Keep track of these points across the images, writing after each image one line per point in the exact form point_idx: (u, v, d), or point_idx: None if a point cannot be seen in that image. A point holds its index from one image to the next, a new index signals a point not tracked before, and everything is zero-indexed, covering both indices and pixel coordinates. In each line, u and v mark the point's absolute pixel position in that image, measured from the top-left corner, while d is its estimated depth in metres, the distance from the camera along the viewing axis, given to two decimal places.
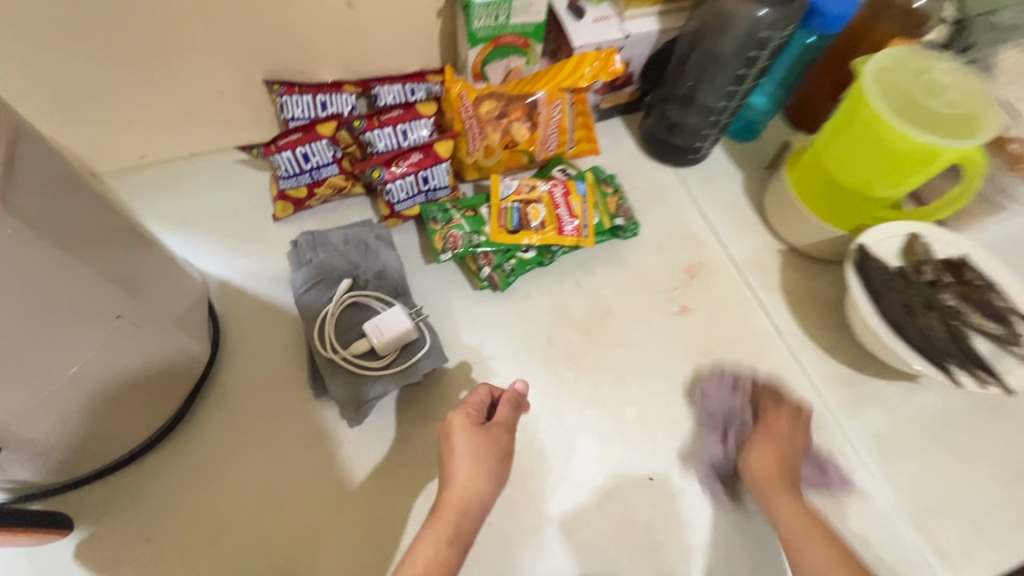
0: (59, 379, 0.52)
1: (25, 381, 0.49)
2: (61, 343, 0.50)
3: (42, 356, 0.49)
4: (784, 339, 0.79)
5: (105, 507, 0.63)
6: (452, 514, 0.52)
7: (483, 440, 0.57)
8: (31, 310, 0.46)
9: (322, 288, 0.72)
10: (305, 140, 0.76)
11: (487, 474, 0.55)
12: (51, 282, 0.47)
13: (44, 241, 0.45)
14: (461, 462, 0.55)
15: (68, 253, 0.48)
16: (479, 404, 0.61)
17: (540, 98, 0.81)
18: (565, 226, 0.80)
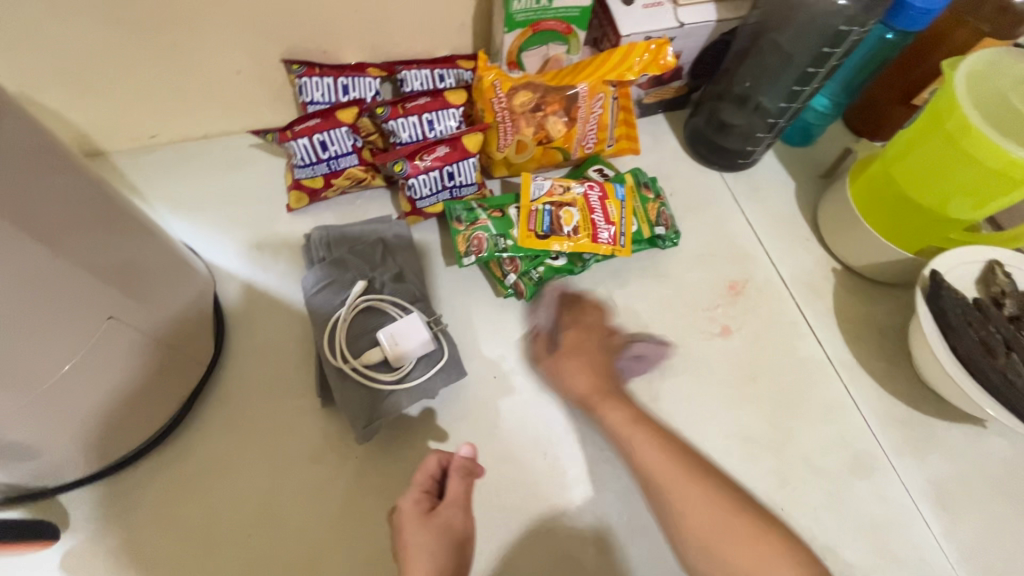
0: (45, 383, 0.47)
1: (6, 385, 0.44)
2: (46, 344, 0.45)
3: (24, 357, 0.44)
4: (835, 369, 0.72)
5: (95, 514, 0.59)
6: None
7: (436, 530, 0.52)
8: (11, 308, 0.41)
9: (334, 290, 0.66)
10: (324, 127, 0.70)
11: (444, 572, 0.50)
12: (38, 277, 0.42)
13: (27, 233, 0.40)
14: (414, 563, 0.50)
15: (57, 244, 0.43)
16: (428, 484, 0.55)
17: (581, 91, 0.74)
18: (600, 232, 0.73)
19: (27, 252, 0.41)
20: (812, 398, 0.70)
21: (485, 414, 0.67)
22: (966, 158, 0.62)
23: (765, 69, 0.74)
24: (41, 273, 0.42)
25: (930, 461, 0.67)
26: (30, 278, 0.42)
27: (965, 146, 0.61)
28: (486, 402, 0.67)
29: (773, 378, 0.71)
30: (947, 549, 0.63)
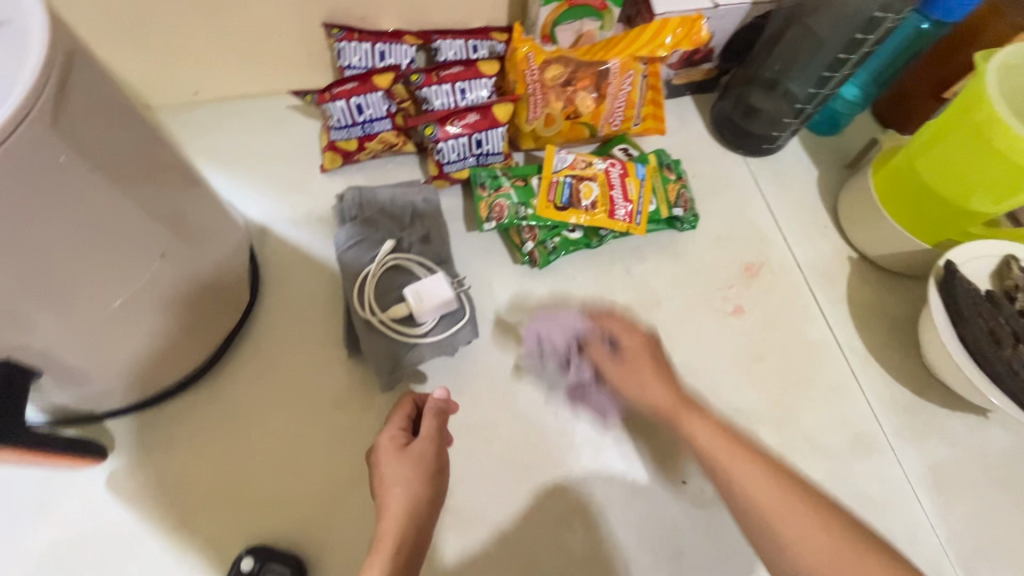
0: (100, 312, 0.50)
1: (67, 311, 0.48)
2: (104, 275, 0.49)
3: (84, 286, 0.47)
4: (843, 354, 0.74)
5: (136, 441, 0.63)
6: (390, 545, 0.49)
7: (409, 461, 0.55)
8: (74, 237, 0.44)
9: (364, 248, 0.69)
10: (360, 91, 0.72)
11: (420, 499, 0.53)
12: (99, 213, 0.45)
13: (91, 169, 0.43)
14: (391, 491, 0.53)
15: (117, 184, 0.46)
16: (403, 423, 0.59)
17: (613, 68, 0.75)
18: (617, 209, 0.75)
19: (90, 189, 0.44)
20: (819, 380, 0.72)
21: (500, 374, 0.70)
22: (991, 152, 0.62)
23: (797, 56, 0.75)
24: (102, 210, 0.45)
25: (930, 447, 0.69)
26: (92, 214, 0.45)
27: (991, 142, 0.62)
28: (503, 362, 0.71)
29: (782, 358, 0.73)
30: (940, 530, 0.65)
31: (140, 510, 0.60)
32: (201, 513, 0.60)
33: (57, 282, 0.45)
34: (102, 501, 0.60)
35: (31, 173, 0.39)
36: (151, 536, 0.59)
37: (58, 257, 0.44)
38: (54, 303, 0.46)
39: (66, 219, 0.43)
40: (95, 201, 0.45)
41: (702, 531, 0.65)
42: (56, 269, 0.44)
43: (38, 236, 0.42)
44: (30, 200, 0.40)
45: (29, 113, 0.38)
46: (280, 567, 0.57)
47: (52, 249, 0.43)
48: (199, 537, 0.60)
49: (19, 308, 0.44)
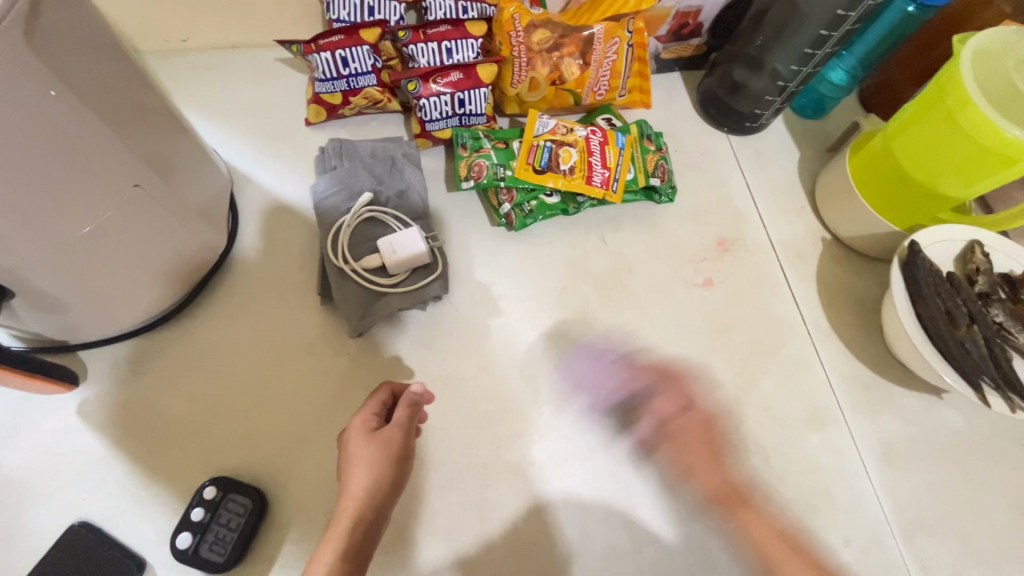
0: (70, 239, 0.51)
1: (36, 234, 0.48)
2: (73, 202, 0.49)
3: (54, 210, 0.48)
4: (807, 330, 0.75)
5: (109, 372, 0.64)
6: (345, 524, 0.54)
7: (376, 447, 0.57)
8: (45, 157, 0.45)
9: (342, 198, 0.70)
10: (346, 44, 0.73)
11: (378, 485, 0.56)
12: (67, 136, 0.45)
13: (66, 91, 0.44)
14: (352, 473, 0.56)
15: (91, 110, 0.46)
16: (376, 407, 0.60)
17: (598, 33, 0.76)
18: (595, 175, 0.75)
19: (62, 110, 0.44)
20: (781, 352, 0.74)
21: (471, 331, 0.72)
22: (963, 133, 0.63)
23: (784, 31, 0.74)
24: (73, 133, 0.46)
25: (883, 422, 0.71)
26: (60, 135, 0.45)
27: (962, 123, 0.62)
28: (473, 319, 0.72)
29: (748, 331, 0.75)
30: (884, 500, 0.67)
31: (109, 436, 0.62)
32: (169, 442, 0.62)
33: (25, 201, 0.45)
34: (73, 426, 0.62)
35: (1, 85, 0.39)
36: (118, 461, 0.61)
37: (24, 175, 0.44)
38: (20, 222, 0.46)
39: (38, 139, 0.43)
40: (65, 123, 0.45)
41: (654, 489, 0.66)
42: (24, 189, 0.45)
43: (9, 147, 0.42)
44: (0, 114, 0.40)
45: (4, 24, 0.38)
46: (242, 497, 0.59)
47: (22, 165, 0.44)
48: (166, 465, 0.61)
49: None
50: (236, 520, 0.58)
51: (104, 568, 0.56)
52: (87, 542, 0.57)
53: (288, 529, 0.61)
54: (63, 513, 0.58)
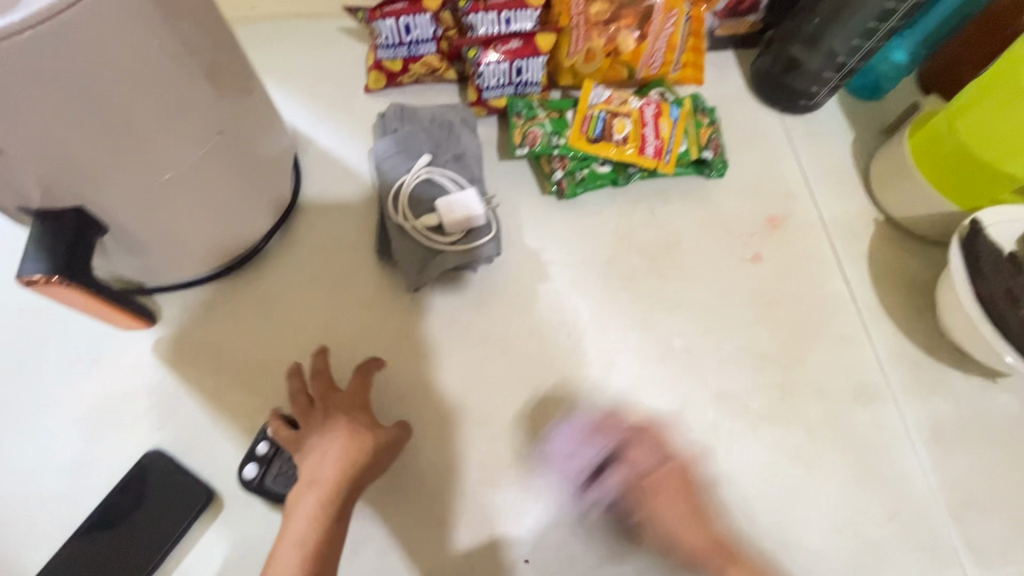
0: (155, 182, 0.54)
1: (125, 172, 0.51)
2: (159, 146, 0.52)
3: (141, 152, 0.51)
4: (858, 308, 0.75)
5: (182, 316, 0.68)
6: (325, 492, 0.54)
7: (361, 426, 0.60)
8: (139, 100, 0.47)
9: (402, 159, 0.72)
10: (410, 11, 0.75)
11: (371, 458, 0.58)
12: (161, 82, 0.48)
13: (165, 38, 0.47)
14: (334, 447, 0.57)
15: (183, 58, 0.49)
16: (361, 392, 0.63)
17: (658, 5, 0.76)
18: (647, 146, 0.76)
19: (158, 55, 0.47)
20: (830, 329, 0.73)
21: (520, 294, 0.73)
22: None
23: (840, 14, 0.74)
24: (164, 79, 0.48)
25: (933, 402, 0.70)
26: (152, 80, 0.47)
27: None
28: (523, 283, 0.74)
29: (796, 306, 0.75)
30: (933, 479, 0.67)
31: (182, 375, 0.65)
32: (235, 385, 0.66)
33: (116, 140, 0.48)
34: (148, 364, 0.65)
35: (103, 26, 0.42)
36: (189, 398, 0.65)
37: (118, 115, 0.47)
38: (110, 159, 0.50)
39: (136, 81, 0.46)
40: (157, 69, 0.47)
41: (698, 456, 0.66)
42: (115, 126, 0.48)
43: (105, 84, 0.45)
44: (103, 54, 0.43)
45: None
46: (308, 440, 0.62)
47: (116, 105, 0.46)
48: (232, 405, 0.65)
49: (89, 157, 0.48)
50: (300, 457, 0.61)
51: (175, 496, 0.60)
52: (161, 470, 0.60)
53: None
54: (139, 442, 0.62)
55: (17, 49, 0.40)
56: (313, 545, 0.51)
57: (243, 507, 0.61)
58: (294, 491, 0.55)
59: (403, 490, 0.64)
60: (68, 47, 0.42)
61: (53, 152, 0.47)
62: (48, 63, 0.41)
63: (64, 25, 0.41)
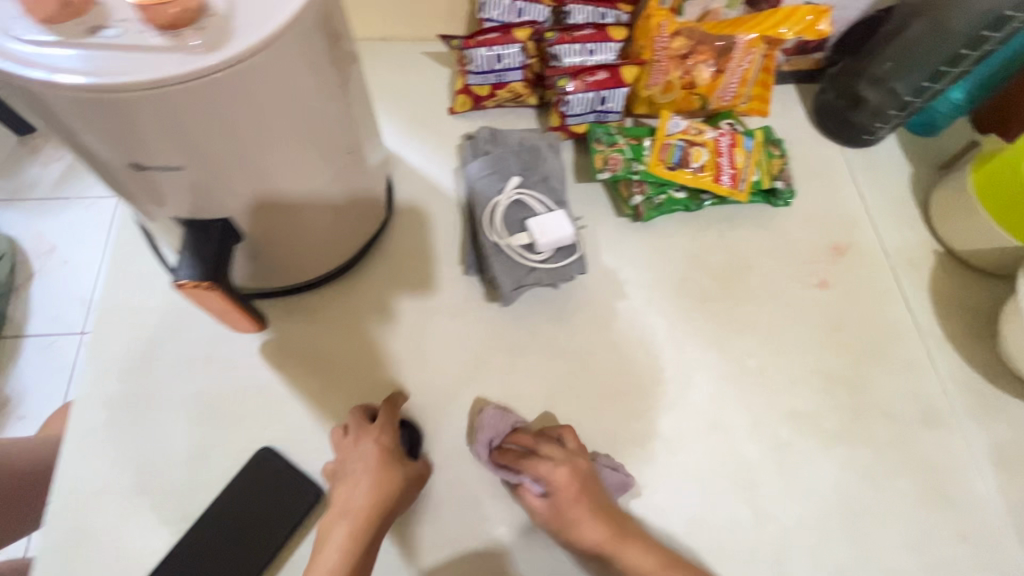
0: (286, 199, 0.59)
1: (260, 188, 0.56)
2: (296, 168, 0.57)
3: (277, 172, 0.56)
4: (921, 335, 0.78)
5: (284, 321, 0.72)
6: (354, 524, 0.59)
7: (388, 459, 0.63)
8: (286, 128, 0.52)
9: (494, 180, 0.76)
10: (502, 41, 0.80)
11: (397, 494, 0.62)
12: (307, 111, 0.53)
13: (318, 73, 0.51)
14: (362, 479, 0.61)
15: (326, 91, 0.54)
16: (390, 423, 0.66)
17: (740, 43, 0.80)
18: (723, 175, 0.80)
19: (312, 88, 0.52)
20: (894, 354, 0.77)
21: (599, 311, 0.77)
22: None
23: (912, 67, 0.78)
24: (309, 109, 0.53)
25: (996, 428, 0.73)
26: (300, 112, 0.52)
27: None
28: (601, 301, 0.78)
29: (862, 331, 0.78)
30: (1000, 503, 0.69)
31: (286, 377, 0.69)
32: (335, 388, 0.70)
33: (259, 161, 0.53)
34: (254, 365, 0.69)
35: (279, 68, 0.47)
36: (293, 400, 0.68)
37: (269, 140, 0.52)
38: (251, 176, 0.54)
39: (291, 112, 0.51)
40: (307, 102, 0.52)
41: (773, 471, 0.69)
42: (262, 148, 0.52)
43: (264, 116, 0.50)
44: (270, 91, 0.48)
45: (302, 20, 0.46)
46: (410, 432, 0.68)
47: (270, 131, 0.51)
48: (331, 408, 0.69)
49: (233, 175, 0.53)
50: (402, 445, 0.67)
51: (287, 490, 0.63)
52: (272, 466, 0.64)
53: (441, 470, 0.68)
54: (248, 439, 0.66)
55: (210, 89, 0.44)
56: None
57: None
58: (327, 520, 0.60)
59: (494, 494, 0.67)
60: (247, 86, 0.46)
61: (208, 170, 0.51)
62: (227, 100, 0.46)
63: (252, 70, 0.45)
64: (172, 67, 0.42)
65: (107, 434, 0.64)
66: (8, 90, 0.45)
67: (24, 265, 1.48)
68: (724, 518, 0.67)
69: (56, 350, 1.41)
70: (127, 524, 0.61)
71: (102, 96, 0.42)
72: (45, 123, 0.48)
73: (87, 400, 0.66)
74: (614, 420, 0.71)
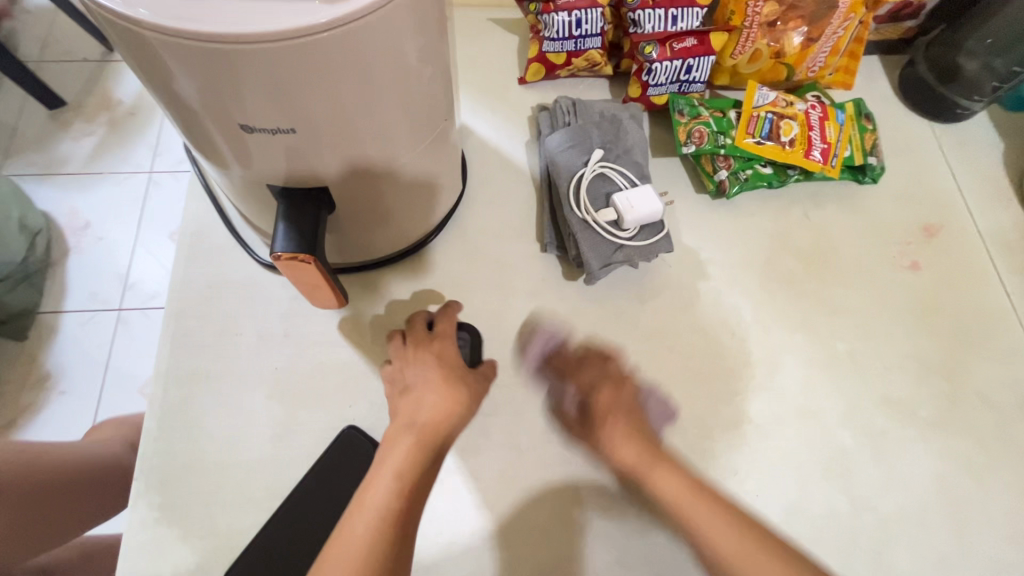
0: (378, 170, 0.56)
1: (358, 158, 0.53)
2: (394, 137, 0.54)
3: (374, 143, 0.53)
4: (1020, 321, 0.74)
5: (362, 297, 0.71)
6: (423, 432, 0.53)
7: (453, 371, 0.59)
8: (390, 95, 0.49)
9: (576, 152, 0.73)
10: (582, 5, 0.75)
11: (465, 404, 0.57)
12: (413, 76, 0.50)
13: (427, 35, 0.48)
14: (429, 389, 0.56)
15: (431, 55, 0.51)
16: (449, 336, 0.63)
17: (838, 8, 0.75)
18: (814, 150, 0.77)
19: (420, 51, 0.49)
20: (993, 341, 0.73)
21: (683, 291, 0.74)
22: None
23: (1014, 46, 0.74)
24: (414, 73, 0.50)
25: None
26: (404, 77, 0.49)
27: None
28: (684, 281, 0.75)
29: (957, 315, 0.75)
30: None
31: (366, 354, 0.68)
32: None
33: (357, 130, 0.50)
34: (334, 343, 0.68)
35: (394, 29, 0.44)
36: (374, 378, 0.67)
37: (371, 108, 0.49)
38: (347, 145, 0.52)
39: (398, 77, 0.48)
40: (415, 66, 0.49)
41: (868, 458, 0.67)
42: (363, 117, 0.49)
43: (368, 82, 0.46)
44: (381, 55, 0.45)
45: None
46: (471, 334, 0.68)
47: (373, 100, 0.48)
48: None
49: (331, 142, 0.50)
50: (463, 350, 0.66)
51: None
52: (357, 448, 0.63)
53: (528, 451, 0.66)
54: (333, 416, 0.64)
55: (323, 49, 0.41)
56: (409, 482, 0.49)
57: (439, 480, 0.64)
58: (391, 431, 0.54)
59: (583, 477, 0.65)
60: (357, 49, 0.43)
61: (309, 136, 0.49)
62: (338, 61, 0.43)
63: (366, 29, 0.42)
64: (287, 22, 0.39)
65: (189, 409, 0.63)
66: (120, 40, 0.43)
67: (59, 241, 1.46)
68: (819, 505, 0.65)
69: (92, 327, 1.38)
70: (214, 501, 0.60)
71: (225, 47, 0.39)
72: (154, 81, 0.46)
73: (167, 373, 0.65)
74: (702, 401, 0.69)
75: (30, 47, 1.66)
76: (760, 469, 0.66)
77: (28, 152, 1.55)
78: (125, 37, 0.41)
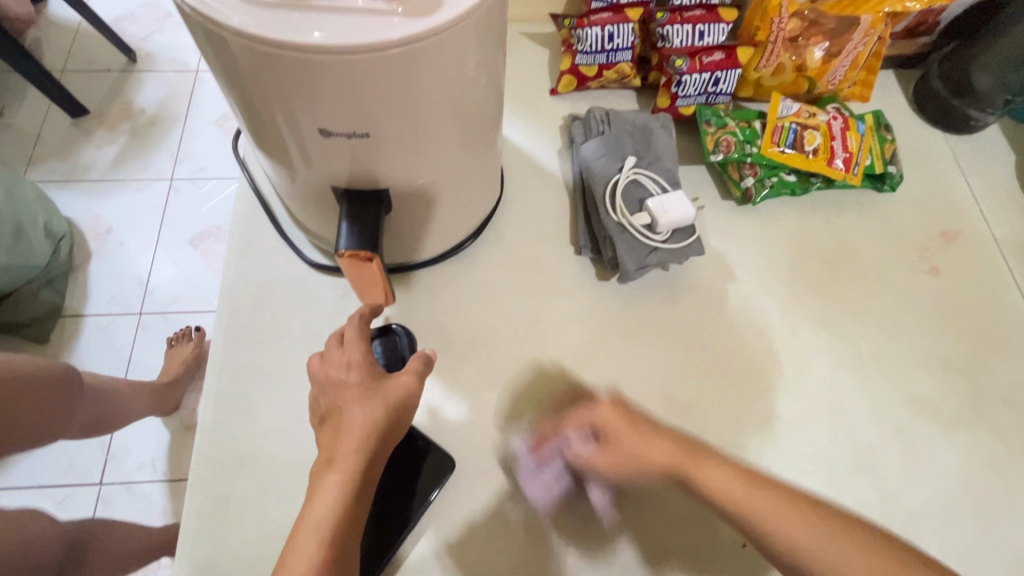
0: (432, 174, 0.59)
1: (416, 163, 0.56)
2: (450, 144, 0.57)
3: (432, 151, 0.56)
4: None
5: (409, 297, 0.76)
6: (345, 466, 0.48)
7: (373, 382, 0.54)
8: (453, 103, 0.52)
9: (608, 160, 0.76)
10: (614, 21, 0.79)
11: (389, 421, 0.52)
12: (473, 89, 0.53)
13: (489, 50, 0.51)
14: (351, 412, 0.51)
15: (489, 69, 0.54)
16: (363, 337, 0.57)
17: (860, 24, 0.79)
18: (836, 158, 0.80)
19: (482, 66, 0.52)
20: (1011, 344, 0.76)
21: (712, 292, 0.77)
22: None
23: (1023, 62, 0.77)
24: (475, 86, 0.53)
25: None
26: (465, 89, 0.52)
27: None
28: (713, 283, 0.78)
29: (975, 316, 0.77)
30: None
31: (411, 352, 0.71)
32: (462, 361, 0.72)
33: (418, 136, 0.53)
34: None
35: (464, 46, 0.47)
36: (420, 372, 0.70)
37: (432, 115, 0.52)
38: (408, 151, 0.54)
39: (461, 90, 0.51)
40: (476, 79, 0.52)
41: (895, 454, 0.70)
42: (426, 125, 0.52)
43: (434, 92, 0.49)
44: (448, 67, 0.48)
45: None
46: (406, 339, 0.64)
47: (436, 108, 0.51)
48: (457, 382, 0.71)
49: (393, 148, 0.53)
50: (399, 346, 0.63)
51: (424, 462, 0.66)
52: (412, 439, 0.67)
53: None
54: None
55: (398, 61, 0.44)
56: (335, 529, 0.45)
57: (480, 475, 0.66)
58: (314, 473, 0.49)
59: None
60: (430, 61, 0.46)
61: (374, 142, 0.52)
62: (411, 72, 0.46)
63: (439, 42, 0.44)
64: (369, 35, 0.42)
65: (242, 402, 0.66)
66: (211, 46, 0.46)
67: (82, 246, 1.48)
68: (848, 497, 0.67)
69: (115, 330, 1.40)
70: (268, 490, 0.62)
71: (310, 55, 0.42)
72: (233, 84, 0.49)
73: (221, 367, 0.67)
74: (732, 397, 0.71)
75: (56, 56, 1.71)
76: (790, 463, 0.68)
77: (54, 159, 1.58)
78: (215, 43, 0.45)
